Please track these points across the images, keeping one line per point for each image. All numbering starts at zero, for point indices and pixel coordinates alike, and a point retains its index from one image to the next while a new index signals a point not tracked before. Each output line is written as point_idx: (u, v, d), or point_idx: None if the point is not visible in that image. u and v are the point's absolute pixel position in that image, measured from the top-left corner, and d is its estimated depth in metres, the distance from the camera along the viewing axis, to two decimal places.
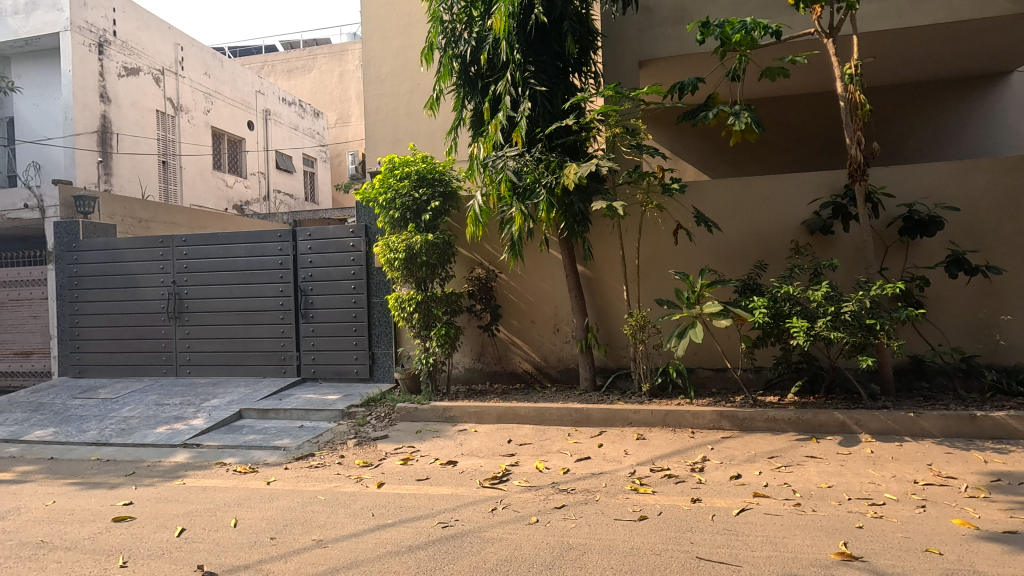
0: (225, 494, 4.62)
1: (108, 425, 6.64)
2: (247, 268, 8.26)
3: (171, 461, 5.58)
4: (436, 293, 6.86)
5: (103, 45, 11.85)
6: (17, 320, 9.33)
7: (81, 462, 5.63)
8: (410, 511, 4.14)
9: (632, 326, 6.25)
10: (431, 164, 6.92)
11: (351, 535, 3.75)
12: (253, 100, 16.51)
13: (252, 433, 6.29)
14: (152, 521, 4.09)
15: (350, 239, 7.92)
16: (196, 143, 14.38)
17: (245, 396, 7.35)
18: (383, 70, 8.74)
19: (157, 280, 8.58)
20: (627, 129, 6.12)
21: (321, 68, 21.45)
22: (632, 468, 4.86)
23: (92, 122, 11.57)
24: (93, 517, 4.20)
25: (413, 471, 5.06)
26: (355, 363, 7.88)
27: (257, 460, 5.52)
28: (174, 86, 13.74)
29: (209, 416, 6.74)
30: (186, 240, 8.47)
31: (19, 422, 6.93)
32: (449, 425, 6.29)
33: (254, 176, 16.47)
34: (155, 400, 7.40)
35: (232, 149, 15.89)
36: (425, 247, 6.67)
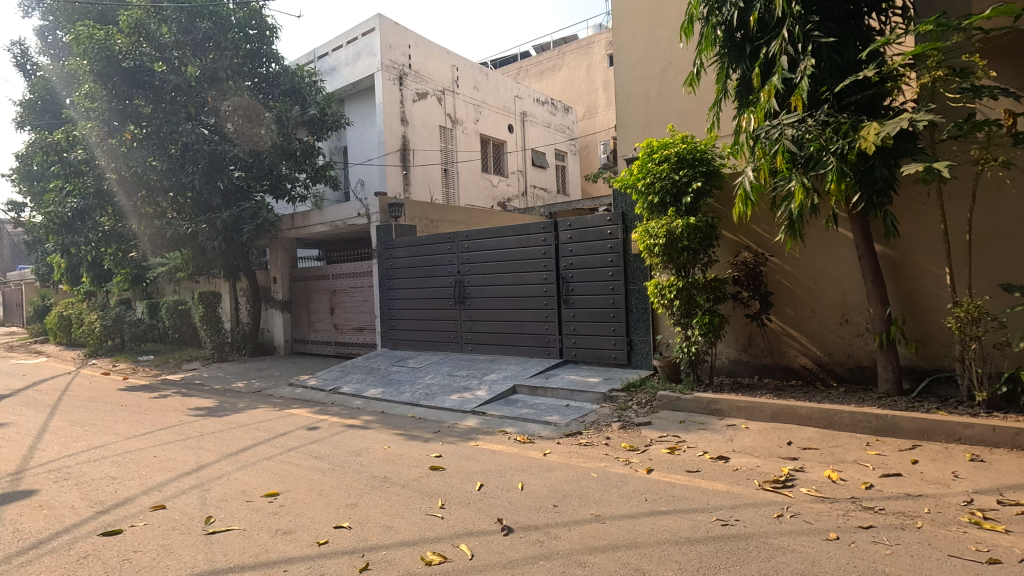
0: (511, 459, 5.20)
1: (418, 389, 8.14)
2: (516, 258, 9.16)
3: (465, 425, 6.54)
4: (698, 279, 6.54)
5: (403, 77, 14.42)
6: (355, 304, 12.09)
7: (403, 417, 7.01)
8: (684, 502, 4.04)
9: (958, 318, 4.98)
10: (692, 144, 6.62)
11: (628, 516, 3.84)
12: (512, 105, 18.18)
13: (526, 407, 6.95)
14: (458, 473, 4.84)
15: (607, 227, 8.12)
16: (469, 150, 16.51)
17: (517, 374, 8.19)
18: (635, 54, 8.65)
19: (446, 270, 10.14)
20: (955, 70, 4.83)
21: (570, 65, 22.49)
22: (968, 496, 3.87)
23: (396, 142, 14.21)
24: (416, 462, 5.18)
25: (681, 461, 4.93)
26: (613, 348, 8.05)
27: (533, 432, 6.08)
28: (452, 103, 15.96)
29: (490, 389, 7.70)
30: (467, 235, 9.79)
31: (360, 381, 8.98)
32: (715, 418, 5.97)
33: (514, 175, 18.15)
34: (449, 371, 8.78)
35: (496, 152, 17.78)
36: (686, 231, 6.40)
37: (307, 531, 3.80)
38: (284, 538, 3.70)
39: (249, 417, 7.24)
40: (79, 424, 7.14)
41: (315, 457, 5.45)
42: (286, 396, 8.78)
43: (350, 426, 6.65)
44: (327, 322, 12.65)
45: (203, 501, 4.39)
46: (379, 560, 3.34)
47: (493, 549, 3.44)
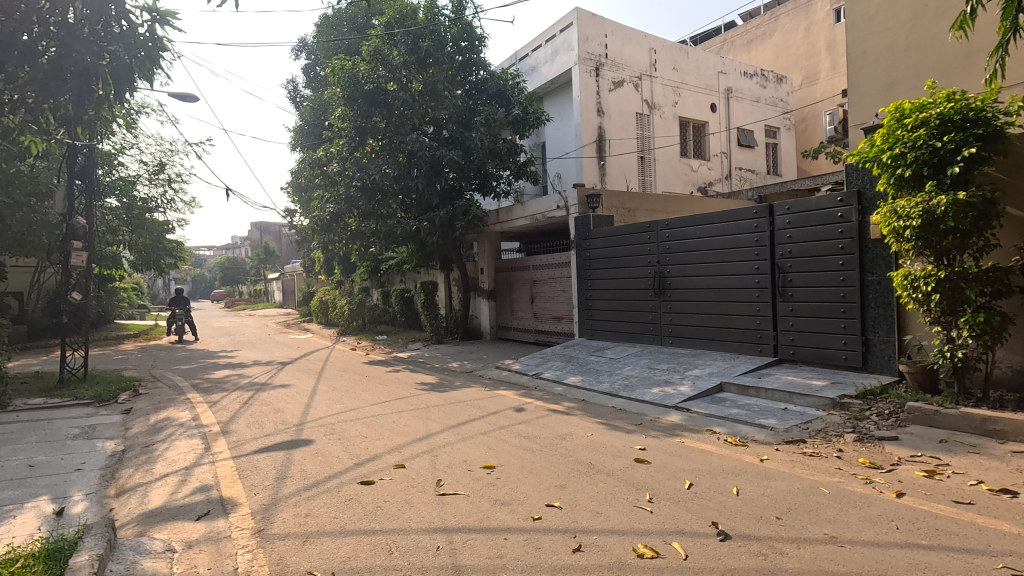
0: (723, 461, 4.87)
1: (617, 380, 8.13)
2: (723, 247, 8.56)
3: (668, 420, 6.33)
4: (970, 268, 5.28)
5: (599, 67, 14.42)
6: (553, 293, 12.55)
7: (603, 407, 7.06)
8: (952, 539, 3.33)
9: None
10: (962, 101, 5.37)
11: (874, 543, 3.31)
12: (716, 82, 16.93)
13: (736, 407, 6.44)
14: (665, 469, 4.70)
15: (837, 209, 7.08)
16: (667, 135, 15.86)
17: (723, 371, 7.64)
18: (874, 4, 7.34)
19: (646, 260, 9.92)
20: None
21: (784, 29, 20.07)
22: None
23: (593, 133, 14.31)
24: (621, 453, 5.17)
25: (944, 489, 4.07)
26: (843, 349, 7.00)
27: (745, 435, 5.61)
28: (650, 87, 15.47)
29: (695, 385, 7.31)
30: (668, 224, 9.45)
31: (560, 368, 9.32)
32: (992, 441, 4.81)
33: (717, 158, 16.93)
34: (648, 364, 8.59)
35: (696, 134, 16.78)
36: (952, 210, 5.21)
37: (522, 505, 4.06)
38: (502, 508, 4.00)
39: (465, 395, 8.03)
40: (338, 389, 8.73)
41: (524, 437, 5.80)
42: (494, 378, 9.52)
43: (554, 411, 6.93)
44: (527, 311, 13.36)
45: (433, 466, 4.99)
46: (591, 544, 3.41)
47: (709, 553, 3.26)
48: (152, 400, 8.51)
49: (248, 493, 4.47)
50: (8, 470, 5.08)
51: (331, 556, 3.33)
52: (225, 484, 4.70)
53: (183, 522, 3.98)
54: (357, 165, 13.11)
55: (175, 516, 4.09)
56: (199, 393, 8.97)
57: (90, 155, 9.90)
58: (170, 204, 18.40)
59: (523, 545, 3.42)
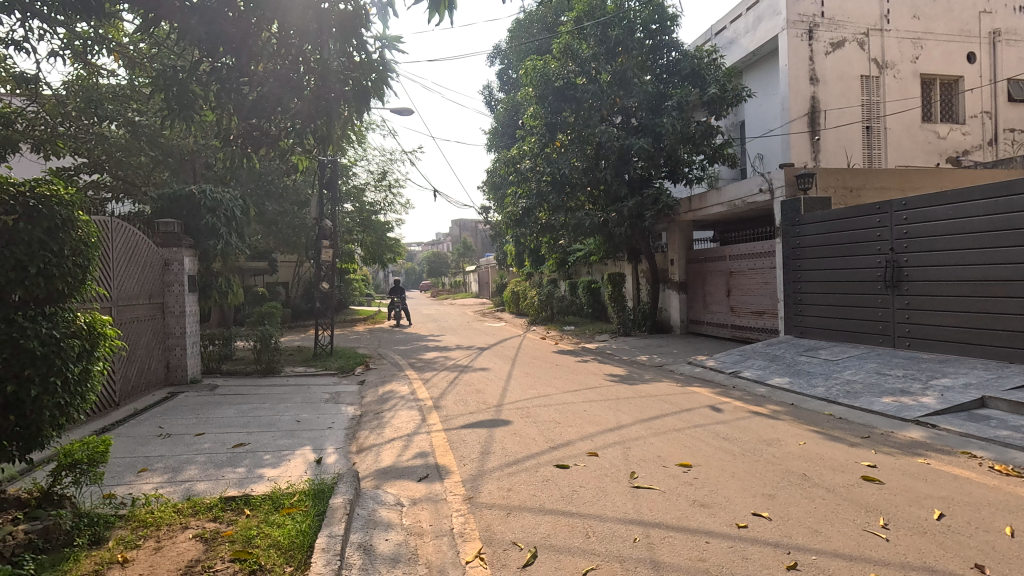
0: (990, 493, 3.94)
1: (835, 384, 7.13)
2: (989, 230, 6.92)
3: (906, 436, 5.35)
4: None
5: (813, 29, 12.69)
6: (754, 286, 11.48)
7: (819, 414, 6.25)
8: None
9: None
10: None
11: None
12: (976, 26, 13.68)
13: (1006, 429, 5.16)
14: (904, 492, 3.98)
15: None
16: (903, 98, 13.32)
17: (986, 382, 6.19)
18: None
19: (874, 248, 8.50)
20: None
21: None
22: None
23: (804, 105, 12.69)
24: (843, 468, 4.52)
25: None
26: None
27: (1022, 464, 4.47)
28: (880, 44, 13.15)
29: (943, 397, 6.05)
30: (907, 204, 7.96)
31: (763, 368, 8.51)
32: None
33: (975, 119, 13.71)
34: (876, 368, 7.36)
35: (945, 93, 13.79)
36: None
37: (724, 510, 3.81)
38: (702, 510, 3.80)
39: (655, 389, 7.82)
40: (531, 375, 9.20)
41: (723, 438, 5.44)
42: (687, 374, 9.09)
43: (757, 414, 6.36)
44: (723, 305, 12.44)
45: (626, 458, 4.95)
46: (809, 564, 3.06)
47: None
48: (380, 374, 9.99)
49: (457, 463, 4.97)
50: (284, 423, 6.41)
51: (531, 531, 3.53)
52: (439, 453, 5.30)
53: (407, 481, 4.59)
54: (548, 161, 13.55)
55: (401, 475, 4.74)
56: (414, 371, 10.24)
57: (334, 168, 11.87)
58: (390, 207, 21.26)
59: (727, 552, 3.21)
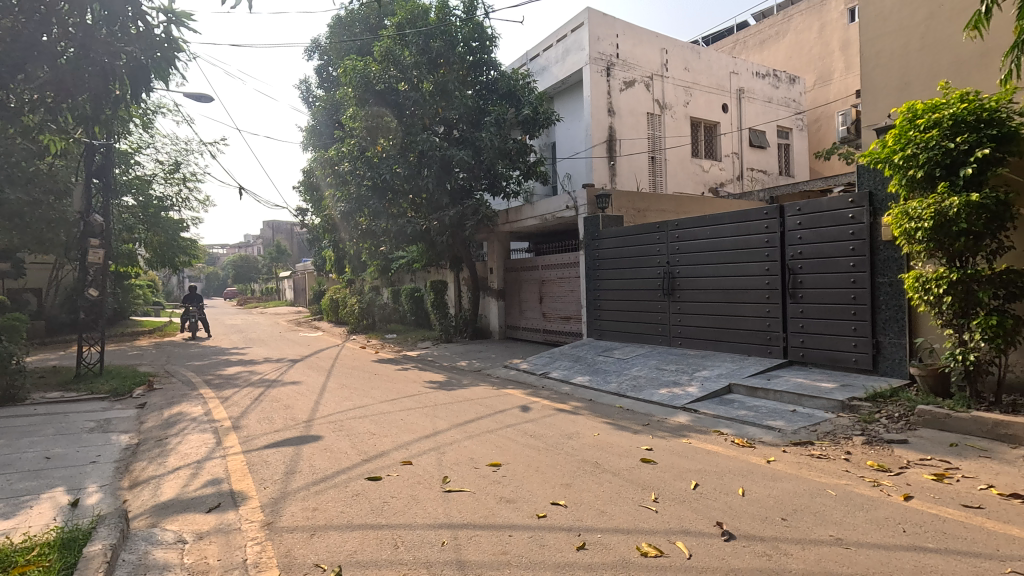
0: (730, 462, 4.86)
1: (625, 380, 8.13)
2: (733, 248, 8.53)
3: (675, 420, 6.33)
4: (982, 271, 5.24)
5: (611, 67, 14.43)
6: (562, 293, 12.56)
7: (611, 407, 7.07)
8: (961, 543, 3.30)
9: None
10: (975, 102, 5.32)
11: (880, 545, 3.29)
12: (727, 82, 16.86)
13: (744, 409, 6.41)
14: (671, 469, 4.71)
15: (849, 210, 7.03)
16: (678, 135, 15.82)
17: (732, 372, 7.62)
18: (888, 3, 7.21)
19: (655, 261, 9.92)
20: None
21: (798, 28, 19.88)
22: None
23: (603, 133, 14.32)
24: (627, 453, 5.18)
25: (954, 493, 4.05)
26: (853, 351, 6.97)
27: (753, 436, 5.59)
28: (661, 87, 15.46)
29: (702, 386, 7.29)
30: (678, 224, 9.44)
31: (568, 368, 9.34)
32: (1004, 446, 4.76)
33: (728, 158, 16.86)
34: (656, 364, 8.58)
35: (708, 135, 16.71)
36: (965, 212, 5.17)
37: (527, 503, 4.09)
38: (508, 506, 4.03)
39: (472, 394, 8.07)
40: (347, 387, 8.81)
41: (530, 435, 5.83)
42: (502, 377, 9.56)
43: (561, 410, 6.95)
44: (536, 310, 13.38)
45: (440, 463, 5.03)
46: (595, 542, 3.43)
47: (713, 553, 3.27)
48: (166, 395, 8.67)
49: (257, 486, 4.54)
50: (25, 462, 5.19)
51: (337, 550, 3.38)
52: (235, 478, 4.78)
53: (194, 514, 4.06)
54: (368, 165, 13.26)
55: (187, 508, 4.17)
56: (211, 388, 9.11)
57: (107, 155, 10.03)
58: (184, 203, 18.67)
59: (527, 542, 3.45)
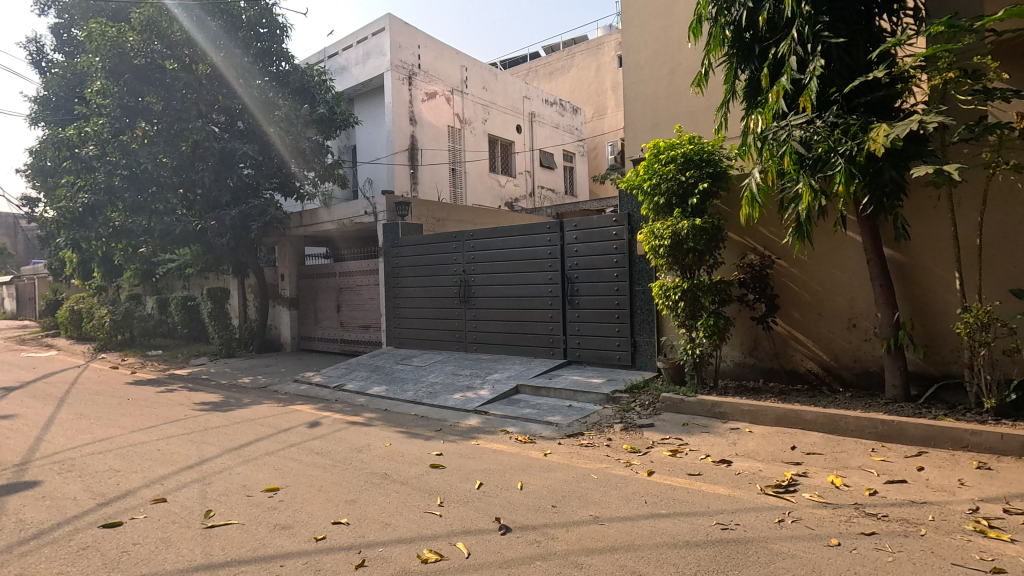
0: (512, 458, 5.19)
1: (421, 388, 8.15)
2: (521, 258, 9.19)
3: (467, 423, 6.56)
4: (703, 281, 6.50)
5: (412, 77, 14.52)
6: (361, 301, 12.15)
7: (405, 415, 7.02)
8: (684, 505, 4.01)
9: (968, 324, 4.92)
10: (699, 145, 6.58)
11: (627, 518, 3.81)
12: (521, 105, 18.25)
13: (528, 407, 6.93)
14: (458, 471, 4.84)
15: (613, 228, 8.12)
16: (477, 150, 16.58)
17: (520, 373, 8.19)
18: (643, 55, 8.53)
19: (452, 269, 10.19)
20: (967, 72, 4.74)
21: (579, 65, 22.42)
22: (972, 504, 3.81)
23: (405, 141, 14.30)
24: (417, 460, 5.18)
25: (684, 465, 4.90)
26: (617, 349, 8.06)
27: (534, 432, 6.07)
28: (461, 103, 16.07)
29: (493, 388, 7.69)
30: (474, 234, 9.84)
31: (364, 379, 9.04)
32: (718, 421, 5.94)
33: (522, 175, 18.21)
34: (453, 370, 8.80)
35: (504, 152, 17.84)
36: (692, 233, 6.37)
37: (305, 526, 3.80)
38: (282, 533, 3.70)
39: (253, 413, 7.29)
40: (86, 416, 7.24)
41: (316, 453, 5.47)
42: (291, 393, 8.83)
43: (353, 423, 6.67)
44: (333, 319, 12.72)
45: (203, 495, 4.41)
46: (375, 557, 3.34)
47: (490, 548, 3.43)
48: None
49: None
50: None
51: None
52: None
53: None
54: (122, 151, 11.26)
55: None
56: None
57: None
58: None
59: (301, 570, 3.20)
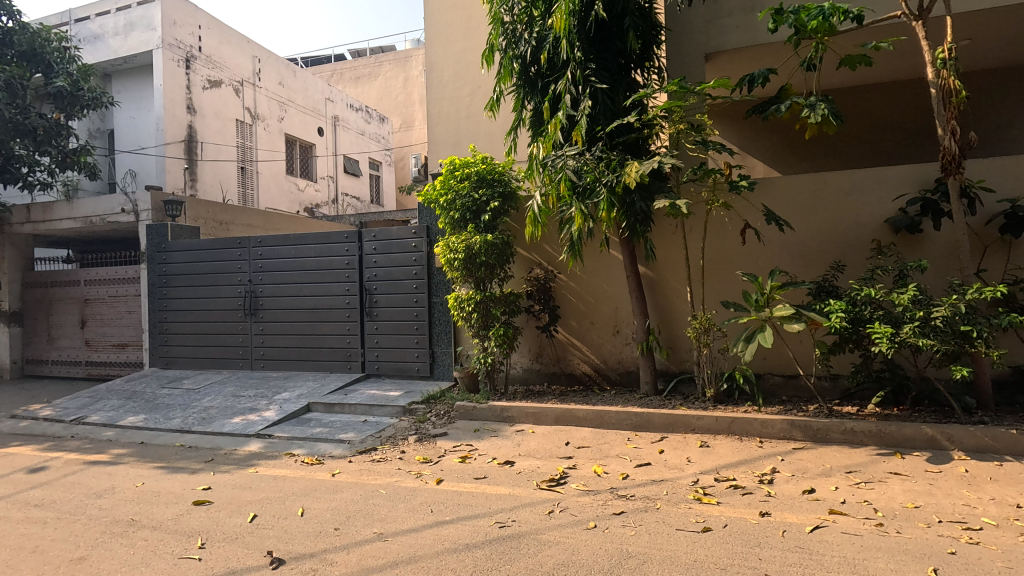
0: (295, 484, 4.83)
1: (191, 414, 7.13)
2: (316, 268, 8.69)
3: (245, 450, 5.92)
4: (495, 293, 6.90)
5: (190, 60, 12.83)
6: (115, 315, 10.21)
7: (167, 447, 6.06)
8: (467, 509, 4.17)
9: (696, 329, 6.06)
10: (491, 165, 7.00)
11: (411, 530, 3.82)
12: (322, 107, 17.36)
13: (319, 427, 6.55)
14: (227, 505, 4.34)
15: (412, 240, 8.16)
16: (271, 149, 15.28)
17: (313, 391, 7.69)
18: (445, 74, 8.78)
19: (235, 279, 9.18)
20: (693, 125, 5.87)
21: (386, 75, 22.14)
22: (695, 477, 4.68)
23: (181, 132, 12.54)
24: (176, 499, 4.50)
25: (471, 469, 5.11)
26: (416, 361, 8.10)
27: (323, 452, 5.74)
28: (252, 96, 14.69)
29: (281, 408, 7.09)
30: (262, 241, 9.01)
31: (115, 408, 7.58)
32: (506, 425, 6.33)
33: (324, 180, 17.29)
34: (233, 391, 7.89)
35: (303, 154, 16.76)
36: (484, 248, 6.74)
37: None
38: None
39: None
40: None
41: (33, 506, 4.40)
42: (3, 432, 6.98)
43: (92, 464, 5.53)
44: (76, 338, 10.47)
45: None
46: None
47: None
48: None
49: None
50: None
51: None
52: None
53: None
54: None
55: None
56: None
57: None
58: None
59: None
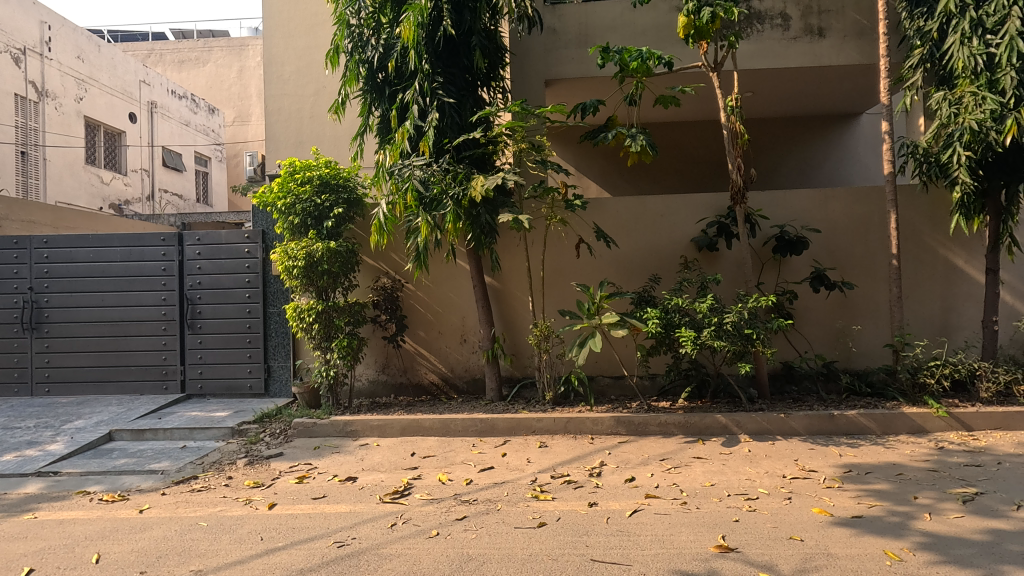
0: (88, 527, 4.12)
1: None
2: (123, 274, 7.54)
3: (19, 494, 4.89)
4: (338, 302, 6.62)
5: None
6: None
7: None
8: (303, 533, 3.94)
9: (537, 336, 6.44)
10: (335, 170, 6.72)
11: (236, 563, 3.50)
12: (135, 90, 15.18)
13: (124, 457, 5.68)
14: None
15: (245, 245, 7.49)
16: (65, 133, 12.97)
17: (116, 417, 6.63)
18: (287, 70, 8.26)
19: (10, 285, 7.59)
20: (533, 145, 6.23)
21: (217, 62, 19.96)
22: (534, 476, 4.95)
23: None
24: None
25: (309, 489, 4.83)
26: (248, 377, 7.43)
27: (128, 487, 4.98)
28: (38, 68, 12.38)
29: (71, 440, 6.00)
30: (48, 240, 7.58)
31: None
32: (350, 439, 6.09)
33: (136, 173, 15.09)
34: (3, 423, 6.48)
35: (108, 141, 14.50)
36: (326, 255, 6.44)
37: None
38: None
39: None
40: None
41: None
42: None
43: None
44: None
45: None
46: None
47: None
48: None
49: None
50: None
51: None
52: None
53: None
54: None
55: None
56: None
57: None
58: None
59: None
